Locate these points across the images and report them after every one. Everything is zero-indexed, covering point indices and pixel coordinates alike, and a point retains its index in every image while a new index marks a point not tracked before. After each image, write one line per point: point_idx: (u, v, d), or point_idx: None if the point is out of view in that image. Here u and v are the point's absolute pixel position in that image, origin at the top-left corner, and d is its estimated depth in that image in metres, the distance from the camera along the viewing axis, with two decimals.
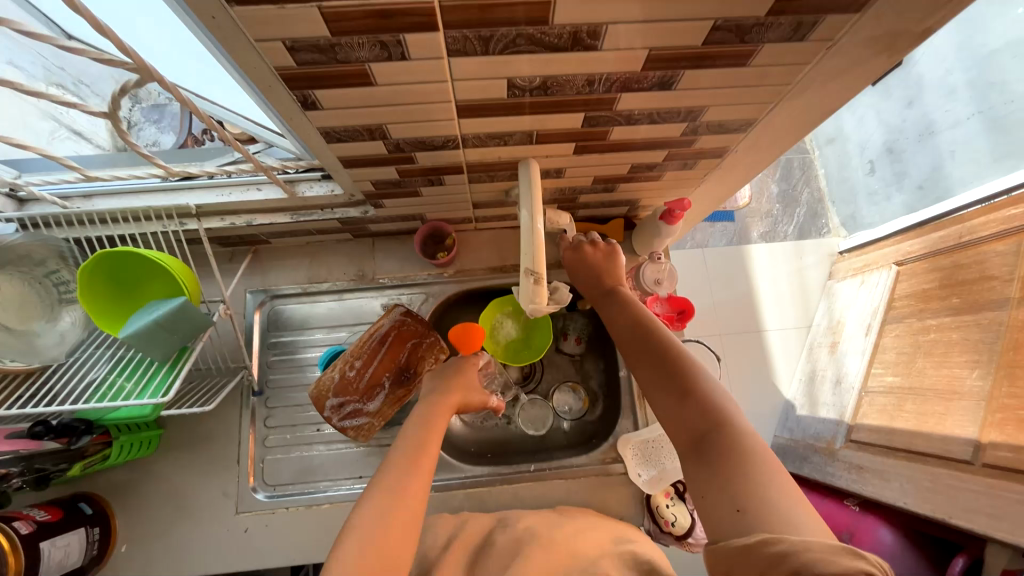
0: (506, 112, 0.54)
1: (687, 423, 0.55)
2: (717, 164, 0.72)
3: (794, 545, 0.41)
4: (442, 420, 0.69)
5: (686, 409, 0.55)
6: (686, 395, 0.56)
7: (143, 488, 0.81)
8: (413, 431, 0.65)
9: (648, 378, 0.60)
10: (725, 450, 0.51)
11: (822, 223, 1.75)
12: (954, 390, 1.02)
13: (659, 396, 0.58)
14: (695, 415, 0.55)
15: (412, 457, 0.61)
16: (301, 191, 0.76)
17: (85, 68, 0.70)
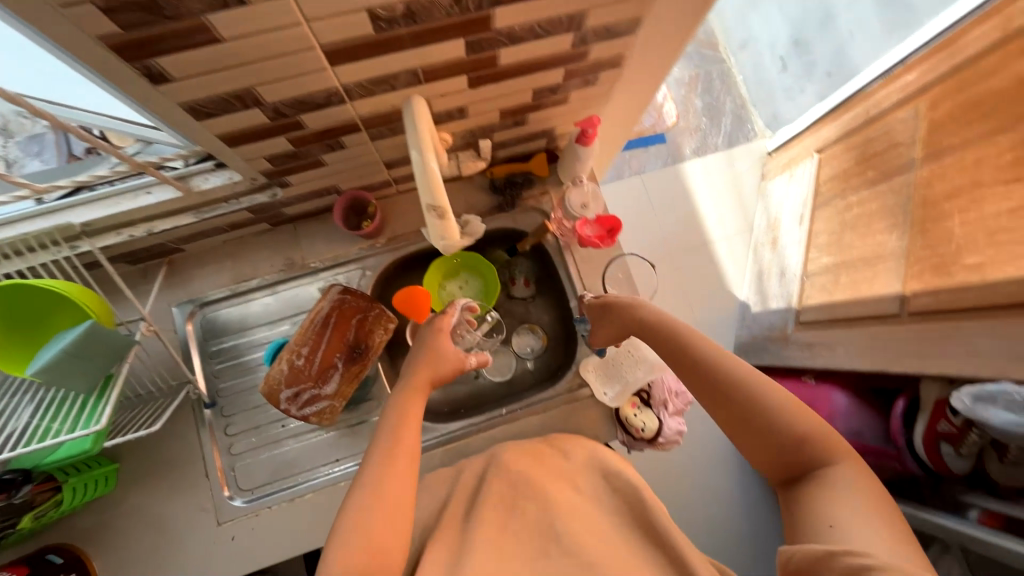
0: (382, 50, 0.51)
1: (780, 463, 0.60)
2: (619, 74, 0.71)
3: (874, 557, 0.46)
4: (418, 403, 0.71)
5: (773, 446, 0.60)
6: (769, 424, 0.60)
7: (114, 525, 0.79)
8: (388, 422, 0.68)
9: (721, 415, 0.64)
10: (819, 479, 0.57)
11: (748, 128, 1.79)
12: (878, 255, 1.10)
13: (744, 425, 0.62)
14: (781, 448, 0.60)
15: (391, 449, 0.65)
16: (197, 185, 0.71)
17: None
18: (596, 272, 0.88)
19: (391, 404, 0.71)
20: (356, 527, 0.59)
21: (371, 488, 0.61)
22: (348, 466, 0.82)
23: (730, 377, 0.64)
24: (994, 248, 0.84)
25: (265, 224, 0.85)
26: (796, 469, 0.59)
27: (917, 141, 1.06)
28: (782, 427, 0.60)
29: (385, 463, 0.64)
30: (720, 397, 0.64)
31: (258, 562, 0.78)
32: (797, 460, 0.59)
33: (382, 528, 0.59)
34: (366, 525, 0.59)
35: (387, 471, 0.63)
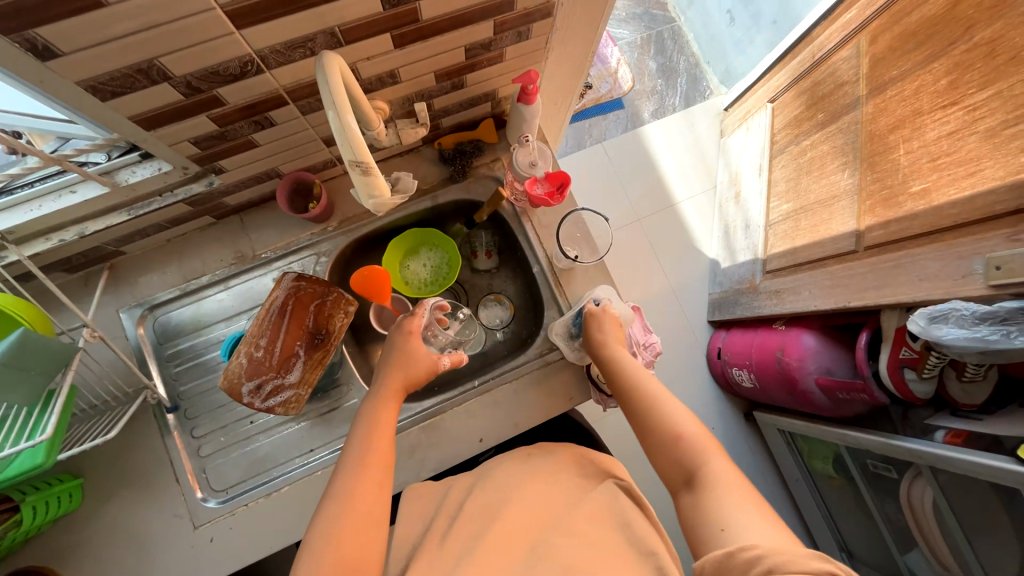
0: (290, 8, 0.48)
1: (676, 471, 0.63)
2: (552, 25, 0.69)
3: (765, 550, 0.47)
4: (393, 410, 0.68)
5: (673, 453, 0.64)
6: (671, 437, 0.65)
7: (84, 541, 0.76)
8: (362, 430, 0.64)
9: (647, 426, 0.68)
10: (703, 483, 0.59)
11: (703, 86, 1.80)
12: (833, 195, 1.12)
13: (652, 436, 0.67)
14: (675, 455, 0.64)
15: (363, 462, 0.60)
16: (124, 179, 0.67)
17: None
18: (555, 234, 0.88)
19: (363, 413, 0.66)
20: (323, 545, 0.53)
21: (341, 500, 0.56)
22: (322, 455, 0.81)
23: (638, 388, 0.70)
24: (937, 173, 0.86)
25: (208, 218, 0.82)
26: (685, 475, 0.62)
27: (860, 78, 1.07)
28: (680, 436, 0.64)
29: (357, 474, 0.59)
30: (634, 406, 0.70)
31: (240, 560, 0.76)
32: (686, 467, 0.62)
33: (354, 542, 0.54)
34: (336, 539, 0.53)
35: (358, 482, 0.58)
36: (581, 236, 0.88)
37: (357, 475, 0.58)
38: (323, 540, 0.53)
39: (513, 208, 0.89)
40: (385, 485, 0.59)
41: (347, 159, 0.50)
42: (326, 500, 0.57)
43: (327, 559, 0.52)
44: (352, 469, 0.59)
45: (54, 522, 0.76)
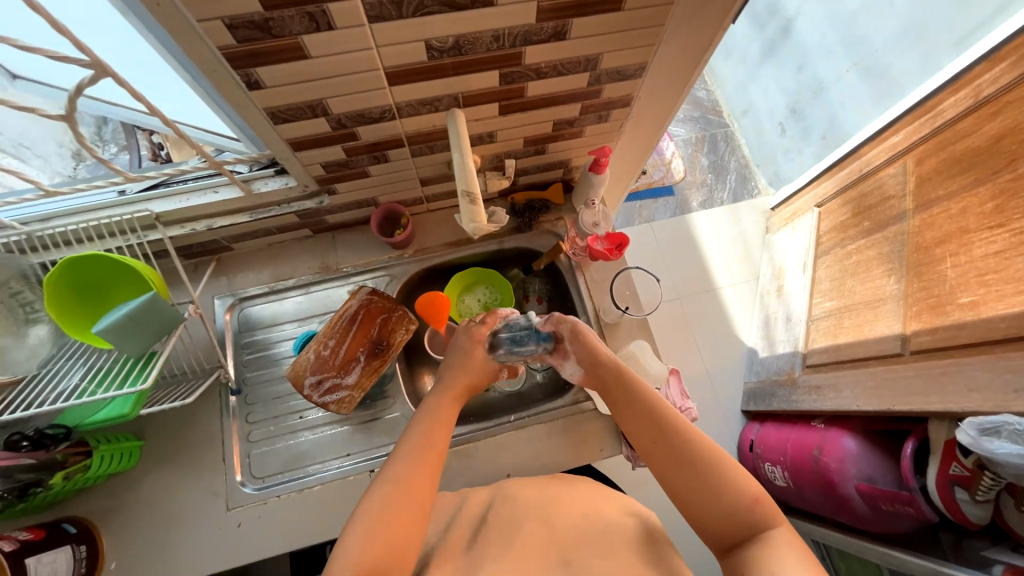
0: (431, 75, 0.63)
1: (727, 525, 0.57)
2: (628, 112, 0.83)
3: None
4: (453, 408, 0.73)
5: (721, 506, 0.57)
6: (718, 487, 0.58)
7: (129, 503, 0.81)
8: (419, 422, 0.68)
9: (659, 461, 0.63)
10: (769, 544, 0.53)
11: (752, 185, 1.93)
12: (879, 298, 1.15)
13: (689, 485, 0.59)
14: (728, 509, 0.57)
15: (423, 451, 0.64)
16: (257, 188, 0.81)
17: (26, 130, 0.78)
18: (604, 289, 0.95)
19: (424, 406, 0.71)
20: (375, 519, 0.55)
21: (398, 481, 0.60)
22: (357, 461, 0.85)
23: (673, 429, 0.63)
24: (984, 288, 0.88)
25: (307, 230, 0.95)
26: (741, 532, 0.56)
27: (906, 194, 1.14)
28: (733, 487, 0.57)
29: (415, 460, 0.62)
30: (667, 450, 0.62)
31: (260, 552, 0.79)
32: (745, 522, 0.56)
33: (403, 522, 0.56)
34: (389, 516, 0.56)
35: (413, 467, 0.61)
36: (630, 295, 0.94)
37: (416, 461, 0.62)
38: (376, 515, 0.56)
39: (569, 261, 0.97)
40: (435, 477, 0.63)
41: (462, 190, 0.63)
42: (379, 479, 0.60)
43: (378, 533, 0.54)
44: (413, 453, 0.63)
45: (109, 479, 0.82)
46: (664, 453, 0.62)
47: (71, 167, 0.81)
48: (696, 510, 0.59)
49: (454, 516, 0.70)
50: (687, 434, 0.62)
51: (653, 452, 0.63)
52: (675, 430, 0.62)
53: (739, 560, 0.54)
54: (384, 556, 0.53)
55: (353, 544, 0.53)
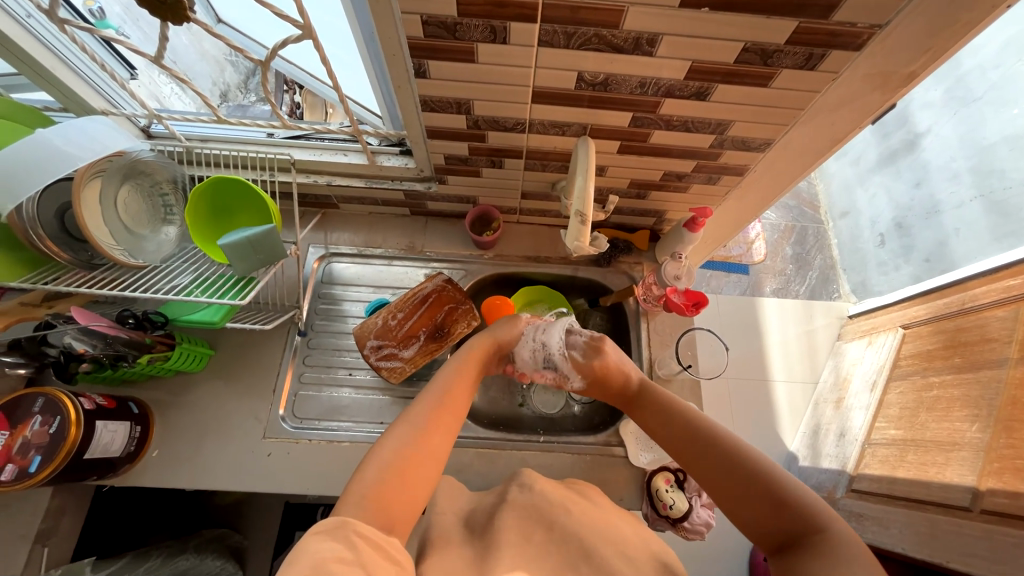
0: (568, 102, 0.68)
1: (766, 522, 0.57)
2: (739, 181, 0.84)
3: None
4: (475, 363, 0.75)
5: (757, 504, 0.58)
6: (749, 482, 0.60)
7: (183, 402, 0.88)
8: (446, 375, 0.70)
9: (699, 463, 0.65)
10: (813, 543, 0.52)
11: (833, 288, 1.85)
12: (954, 441, 1.04)
13: (722, 487, 0.61)
14: (766, 506, 0.58)
15: (438, 406, 0.65)
16: (380, 161, 0.89)
17: (193, 63, 0.88)
18: (666, 342, 0.95)
19: (450, 363, 0.73)
20: (389, 461, 0.58)
21: (411, 432, 0.61)
22: (387, 431, 0.88)
23: (699, 430, 0.67)
24: None
25: (406, 210, 1.02)
26: (787, 534, 0.55)
27: (1013, 340, 1.03)
28: (765, 484, 0.59)
29: (432, 415, 0.64)
30: (695, 452, 0.65)
31: (279, 485, 0.83)
32: (785, 520, 0.56)
33: (411, 472, 0.58)
34: (399, 466, 0.58)
35: (427, 425, 0.62)
36: (692, 355, 0.94)
37: (433, 418, 0.63)
38: (392, 461, 0.58)
39: (637, 306, 0.98)
40: (451, 434, 0.64)
41: (575, 209, 0.64)
42: (398, 423, 0.63)
43: (389, 477, 0.56)
44: (428, 408, 0.64)
45: (176, 375, 0.89)
46: (693, 455, 0.66)
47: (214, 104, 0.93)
48: (736, 510, 0.60)
49: (466, 513, 0.71)
50: (711, 437, 0.65)
51: (682, 455, 0.67)
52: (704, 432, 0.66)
53: (784, 559, 0.53)
54: (394, 503, 0.55)
55: (364, 485, 0.56)
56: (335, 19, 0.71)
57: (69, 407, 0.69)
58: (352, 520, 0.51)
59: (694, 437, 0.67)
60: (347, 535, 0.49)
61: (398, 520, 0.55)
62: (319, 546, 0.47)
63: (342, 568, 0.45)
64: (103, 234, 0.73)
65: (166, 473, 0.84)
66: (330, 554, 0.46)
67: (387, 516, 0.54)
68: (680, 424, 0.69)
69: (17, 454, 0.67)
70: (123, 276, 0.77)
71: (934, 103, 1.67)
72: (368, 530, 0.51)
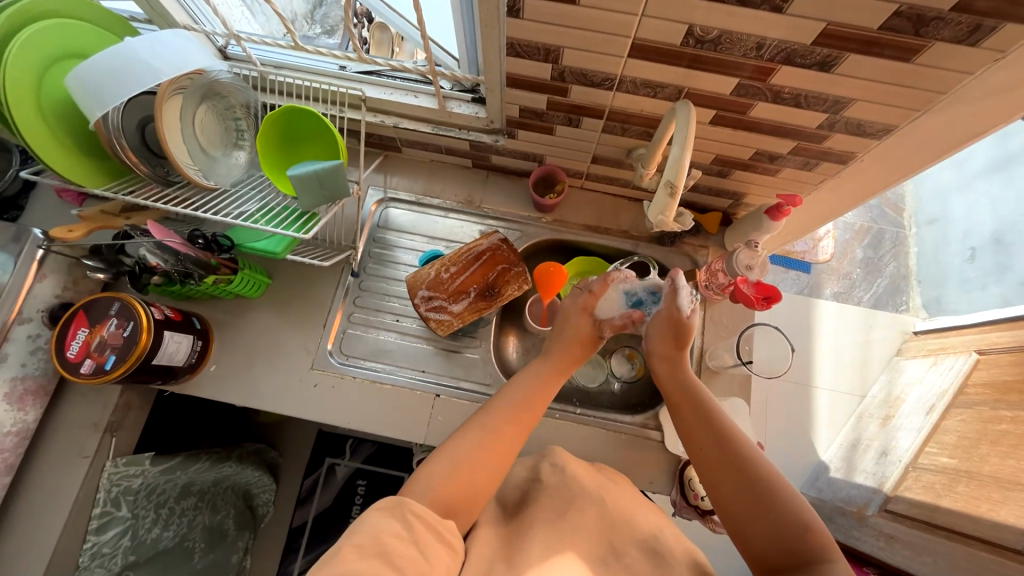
0: (669, 60, 0.61)
1: (771, 553, 0.56)
2: (839, 170, 0.76)
3: None
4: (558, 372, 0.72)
5: (769, 534, 0.56)
6: (767, 511, 0.57)
7: (241, 325, 0.92)
8: (527, 380, 0.69)
9: (720, 480, 0.61)
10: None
11: (902, 299, 1.71)
12: (1016, 482, 0.95)
13: (739, 507, 0.59)
14: (778, 541, 0.55)
15: (512, 417, 0.64)
16: (451, 107, 0.85)
17: None
18: (722, 335, 0.90)
19: (532, 364, 0.71)
20: (460, 459, 0.58)
21: (480, 434, 0.61)
22: (428, 380, 0.89)
23: (733, 446, 0.62)
24: None
25: (468, 161, 0.99)
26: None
27: None
28: (790, 523, 0.56)
29: (501, 419, 0.63)
30: (722, 467, 0.61)
31: (322, 416, 0.87)
32: (794, 560, 0.54)
33: (479, 474, 0.59)
34: (466, 467, 0.58)
35: (501, 434, 0.62)
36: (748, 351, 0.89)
37: (506, 427, 0.63)
38: (459, 460, 0.58)
39: (696, 292, 0.93)
40: (519, 444, 0.64)
41: (666, 179, 0.59)
42: (469, 424, 0.62)
43: (458, 476, 0.57)
44: (504, 416, 0.63)
45: (235, 299, 0.93)
46: (714, 465, 0.62)
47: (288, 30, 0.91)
48: (743, 531, 0.58)
49: None
50: (742, 456, 0.61)
51: (703, 460, 0.63)
52: (735, 446, 0.62)
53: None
54: (454, 497, 0.57)
55: (433, 475, 0.57)
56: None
57: (141, 314, 0.73)
58: (407, 499, 0.53)
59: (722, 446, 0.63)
60: (404, 514, 0.51)
61: (456, 508, 0.57)
62: (378, 520, 0.50)
63: (397, 541, 0.48)
64: (181, 152, 0.74)
65: (221, 388, 0.89)
66: (390, 530, 0.49)
67: (444, 503, 0.56)
68: (714, 429, 0.64)
69: (95, 350, 0.73)
70: (195, 198, 0.78)
71: None
72: (421, 508, 0.52)
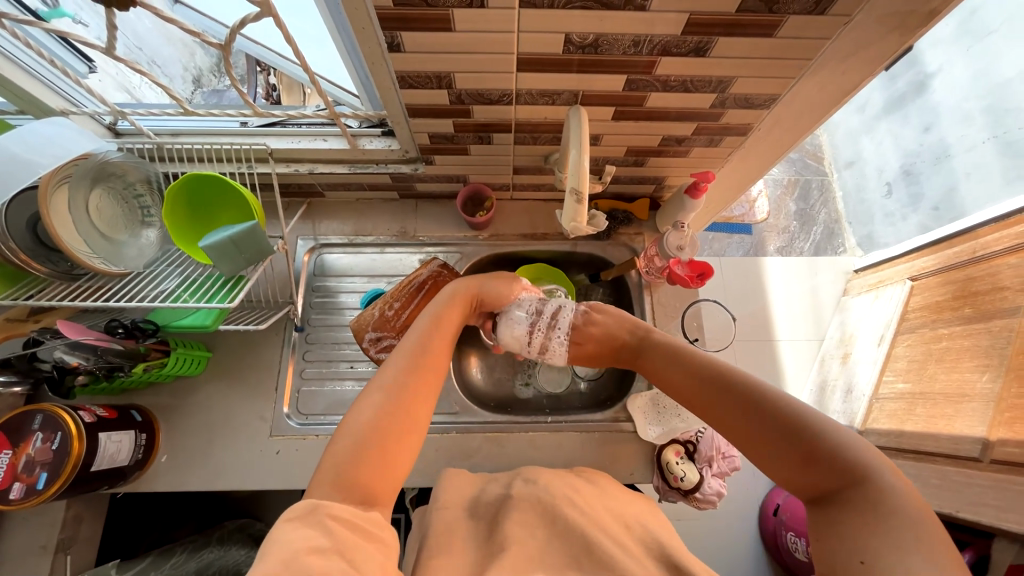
0: (557, 68, 0.62)
1: (804, 476, 0.54)
2: (742, 142, 0.79)
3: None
4: (455, 313, 0.74)
5: (788, 454, 0.55)
6: (779, 434, 0.56)
7: (186, 407, 0.87)
8: (423, 327, 0.69)
9: (716, 414, 0.63)
10: (854, 498, 0.49)
11: (839, 242, 1.84)
12: (964, 393, 1.02)
13: (743, 437, 0.59)
14: (803, 457, 0.54)
15: (412, 366, 0.63)
16: (363, 145, 0.84)
17: (158, 50, 0.82)
18: (671, 316, 0.93)
19: (425, 313, 0.72)
20: (365, 429, 0.56)
21: (385, 395, 0.60)
22: None
23: (722, 380, 0.64)
24: None
25: (395, 193, 0.98)
26: (825, 487, 0.52)
27: None
28: (798, 434, 0.55)
29: (407, 374, 0.62)
30: (715, 401, 0.63)
31: (290, 483, 0.84)
32: (822, 472, 0.52)
33: (394, 440, 0.57)
34: (373, 434, 0.56)
35: (408, 378, 0.62)
36: (698, 327, 0.92)
37: (410, 375, 0.62)
38: (366, 431, 0.56)
39: (639, 279, 0.96)
40: (429, 396, 0.63)
41: (570, 187, 0.61)
42: (369, 389, 0.61)
43: (367, 448, 0.55)
44: (402, 369, 0.63)
45: (176, 380, 0.88)
46: (715, 412, 0.63)
47: (188, 93, 0.89)
48: (770, 467, 0.57)
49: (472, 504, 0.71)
50: (732, 384, 0.62)
51: (705, 411, 0.64)
52: (724, 384, 0.63)
53: (821, 516, 0.50)
54: (371, 477, 0.54)
55: (339, 459, 0.54)
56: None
57: (69, 421, 0.68)
58: (323, 504, 0.50)
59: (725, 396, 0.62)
60: (320, 520, 0.48)
61: (378, 495, 0.54)
62: (292, 534, 0.46)
63: (318, 559, 0.44)
64: (77, 243, 0.69)
65: (176, 478, 0.84)
66: (302, 546, 0.45)
67: (365, 493, 0.53)
68: (703, 376, 0.66)
69: (23, 472, 0.67)
70: (108, 285, 0.75)
71: (946, 39, 1.53)
72: (339, 509, 0.50)
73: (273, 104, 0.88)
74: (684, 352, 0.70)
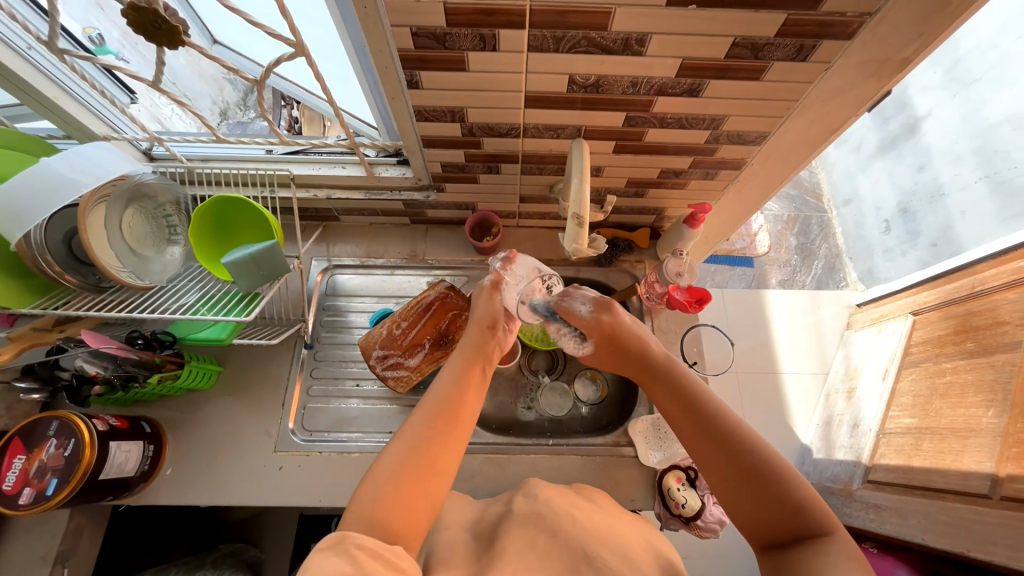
0: (561, 105, 0.68)
1: (770, 522, 0.53)
2: (737, 175, 0.84)
3: None
4: (478, 373, 0.67)
5: (766, 500, 0.53)
6: (761, 479, 0.53)
7: (195, 420, 0.89)
8: (446, 380, 0.65)
9: (696, 446, 0.58)
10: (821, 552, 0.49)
11: (840, 277, 1.84)
12: (970, 428, 1.01)
13: (722, 474, 0.55)
14: (777, 505, 0.52)
15: (437, 419, 0.60)
16: (379, 172, 0.90)
17: (192, 85, 0.90)
18: (671, 341, 0.95)
19: (450, 367, 0.67)
20: (387, 476, 0.55)
21: (406, 446, 0.58)
22: None
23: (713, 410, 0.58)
24: None
25: (406, 219, 1.03)
26: (787, 533, 0.52)
27: None
28: (780, 482, 0.53)
29: (430, 427, 0.60)
30: (704, 432, 0.57)
31: (291, 499, 0.84)
32: (790, 522, 0.52)
33: (416, 489, 0.55)
34: (396, 481, 0.55)
35: (431, 428, 0.59)
36: (698, 353, 0.94)
37: (437, 431, 0.59)
38: (388, 476, 0.56)
39: (640, 305, 0.98)
40: (455, 450, 0.60)
41: (572, 212, 0.64)
42: (397, 437, 0.59)
43: (388, 496, 0.54)
44: (427, 421, 0.60)
45: (187, 393, 0.90)
46: (699, 443, 0.57)
47: (215, 123, 0.95)
48: (738, 507, 0.55)
49: (471, 524, 0.71)
50: (721, 418, 0.57)
51: (686, 439, 0.59)
52: (713, 416, 0.58)
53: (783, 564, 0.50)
54: (395, 520, 0.53)
55: (363, 502, 0.54)
56: (327, 33, 0.71)
57: (82, 429, 0.70)
58: (351, 533, 0.50)
59: (713, 424, 0.57)
60: (345, 547, 0.49)
61: (402, 533, 0.54)
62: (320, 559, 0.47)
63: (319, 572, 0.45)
64: (108, 257, 0.74)
65: (178, 491, 0.84)
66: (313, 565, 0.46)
67: (388, 528, 0.53)
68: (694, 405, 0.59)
69: (35, 477, 0.68)
70: (131, 298, 0.79)
71: (934, 85, 1.61)
72: (364, 538, 0.50)
73: (295, 135, 0.95)
74: (678, 373, 0.63)
